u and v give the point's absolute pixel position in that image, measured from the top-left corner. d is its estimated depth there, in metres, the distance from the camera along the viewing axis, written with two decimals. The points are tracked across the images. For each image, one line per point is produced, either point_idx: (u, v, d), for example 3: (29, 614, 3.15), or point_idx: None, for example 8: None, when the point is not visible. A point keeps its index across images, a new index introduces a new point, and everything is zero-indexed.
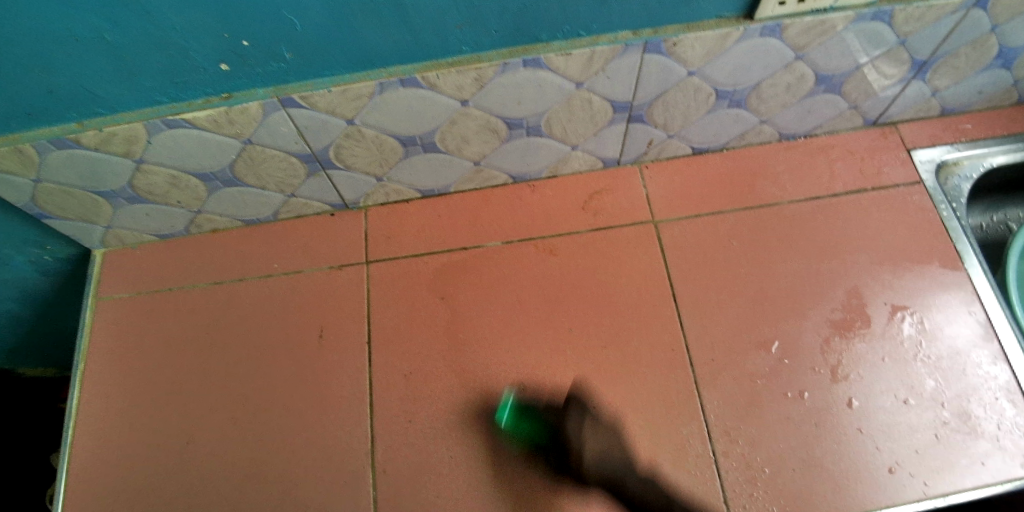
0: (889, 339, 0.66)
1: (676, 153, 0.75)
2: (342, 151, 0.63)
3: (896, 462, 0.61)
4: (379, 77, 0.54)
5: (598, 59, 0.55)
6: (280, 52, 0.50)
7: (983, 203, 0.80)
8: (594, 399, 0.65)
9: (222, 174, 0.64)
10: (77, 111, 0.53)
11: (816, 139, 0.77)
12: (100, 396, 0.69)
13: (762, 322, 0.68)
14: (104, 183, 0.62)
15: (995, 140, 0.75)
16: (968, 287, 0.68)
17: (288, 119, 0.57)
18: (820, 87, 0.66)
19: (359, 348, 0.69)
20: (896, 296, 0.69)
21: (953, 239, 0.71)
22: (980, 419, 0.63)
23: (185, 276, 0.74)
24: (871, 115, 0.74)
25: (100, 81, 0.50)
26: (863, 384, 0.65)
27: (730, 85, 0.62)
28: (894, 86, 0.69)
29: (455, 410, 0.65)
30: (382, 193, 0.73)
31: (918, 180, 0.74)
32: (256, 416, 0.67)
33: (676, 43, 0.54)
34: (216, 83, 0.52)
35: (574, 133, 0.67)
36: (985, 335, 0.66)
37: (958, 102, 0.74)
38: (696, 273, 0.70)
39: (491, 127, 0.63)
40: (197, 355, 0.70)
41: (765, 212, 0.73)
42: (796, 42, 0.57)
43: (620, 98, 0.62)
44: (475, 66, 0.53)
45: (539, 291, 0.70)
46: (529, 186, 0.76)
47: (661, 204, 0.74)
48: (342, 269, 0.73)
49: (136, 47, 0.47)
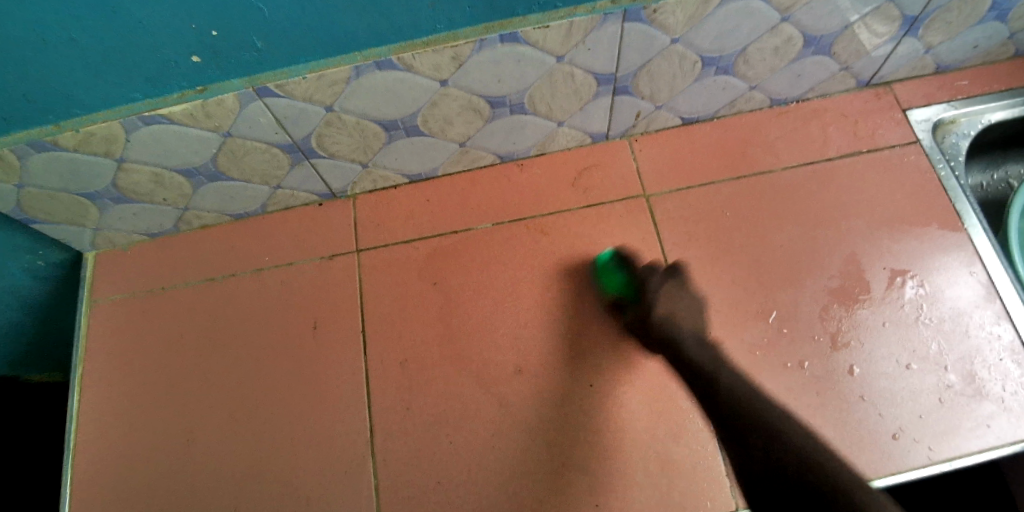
0: (889, 304, 0.65)
1: (666, 124, 0.74)
2: (324, 140, 0.62)
3: (900, 428, 0.61)
4: (354, 62, 0.52)
5: (577, 30, 0.54)
6: (250, 41, 0.48)
7: (983, 160, 0.79)
8: (592, 378, 0.65)
9: (205, 170, 0.63)
10: (52, 114, 0.52)
11: (808, 103, 0.75)
12: (100, 400, 0.69)
13: (759, 292, 0.67)
14: (88, 185, 0.62)
15: (993, 95, 0.73)
16: (968, 248, 0.67)
17: (266, 109, 0.56)
18: (809, 50, 0.64)
19: (354, 337, 0.69)
20: (895, 260, 0.67)
21: (952, 199, 0.69)
22: (984, 381, 0.62)
23: (177, 275, 0.74)
24: (865, 75, 0.72)
25: (72, 81, 0.49)
26: (864, 351, 0.64)
27: (715, 51, 0.61)
28: (886, 44, 0.67)
29: (454, 396, 0.65)
30: (368, 180, 0.72)
31: (914, 141, 0.73)
32: (255, 414, 0.67)
33: (656, 9, 0.53)
34: (189, 77, 0.51)
35: (559, 109, 0.65)
36: (986, 296, 0.65)
37: (953, 58, 0.72)
38: (691, 246, 0.69)
39: (473, 107, 0.62)
40: (194, 354, 0.70)
41: (759, 181, 0.72)
42: (781, 2, 0.56)
43: (603, 71, 0.60)
44: (451, 44, 0.52)
45: (532, 272, 0.70)
46: (518, 166, 0.75)
47: (652, 177, 0.73)
48: (333, 259, 0.73)
49: (103, 44, 0.46)
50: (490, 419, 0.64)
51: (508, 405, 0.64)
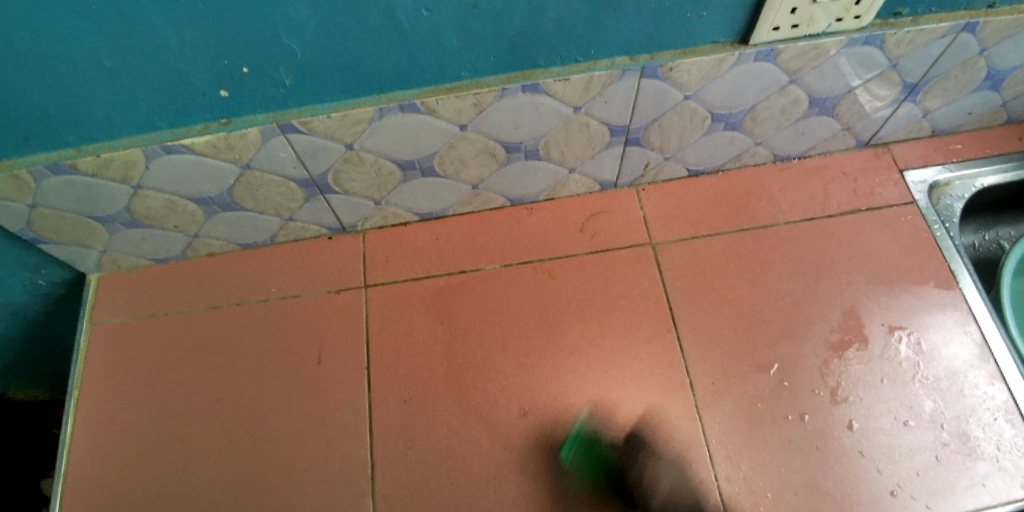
0: (887, 360, 0.67)
1: (673, 175, 0.76)
2: (341, 176, 0.63)
3: (898, 484, 0.61)
4: (379, 103, 0.54)
5: (596, 84, 0.56)
6: (280, 77, 0.50)
7: (975, 222, 0.81)
8: (595, 424, 0.65)
9: (220, 199, 0.64)
10: (75, 136, 0.53)
11: (810, 160, 0.78)
12: (94, 423, 0.68)
13: (761, 344, 0.68)
14: (101, 208, 0.62)
15: (985, 160, 0.76)
16: (963, 307, 0.69)
17: (287, 144, 0.57)
18: (814, 110, 0.67)
19: (358, 370, 0.69)
20: (893, 316, 0.69)
21: (947, 259, 0.71)
22: (979, 440, 0.63)
23: (181, 301, 0.73)
24: (864, 135, 0.75)
25: (98, 106, 0.50)
26: (863, 405, 0.65)
27: (725, 108, 0.63)
28: (887, 107, 0.70)
29: (456, 435, 0.65)
30: (380, 216, 0.73)
31: (911, 200, 0.75)
32: (254, 440, 0.66)
33: (672, 68, 0.55)
34: (215, 109, 0.53)
35: (571, 156, 0.67)
36: (981, 355, 0.67)
37: (949, 123, 0.75)
38: (694, 294, 0.70)
39: (489, 151, 0.63)
40: (193, 376, 0.70)
41: (761, 234, 0.74)
42: (790, 66, 0.59)
43: (617, 122, 0.62)
44: (475, 91, 0.54)
45: (538, 313, 0.70)
46: (527, 209, 0.76)
47: (658, 225, 0.75)
48: (340, 292, 0.73)
49: (135, 73, 0.47)
50: (490, 461, 0.63)
51: (508, 447, 0.64)
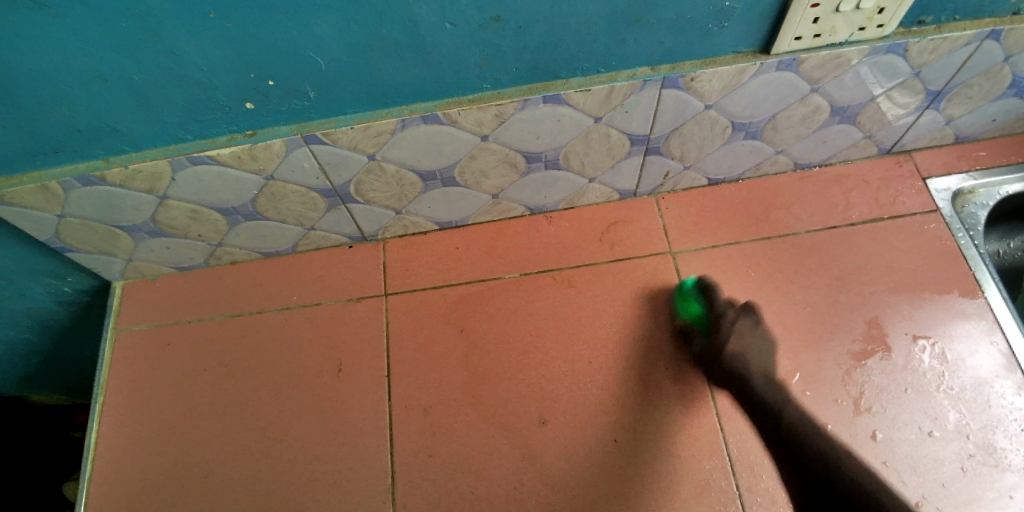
0: (911, 370, 0.66)
1: (692, 184, 0.76)
2: (362, 186, 0.64)
3: (923, 496, 0.60)
4: (401, 114, 0.55)
5: (616, 95, 0.56)
6: (304, 90, 0.51)
7: (999, 229, 0.80)
8: (615, 433, 0.64)
9: (243, 209, 0.65)
10: (102, 148, 0.54)
11: (831, 168, 0.77)
12: (118, 429, 0.69)
13: (782, 353, 0.67)
14: (126, 218, 0.63)
15: (1010, 168, 0.75)
16: (989, 316, 0.68)
17: (310, 155, 0.57)
18: (835, 118, 0.67)
19: (377, 378, 0.69)
20: (916, 325, 0.68)
21: (971, 267, 0.70)
22: (1006, 451, 0.62)
23: (203, 308, 0.74)
24: (886, 143, 0.75)
25: (128, 119, 0.51)
26: (886, 416, 0.64)
27: (746, 117, 0.63)
28: (909, 115, 0.69)
29: (474, 442, 0.65)
30: (400, 225, 0.74)
31: (934, 209, 0.74)
32: (275, 448, 0.67)
33: (694, 78, 0.55)
34: (239, 120, 0.53)
35: (591, 166, 0.67)
36: (1008, 365, 0.66)
37: (972, 130, 0.75)
38: (715, 303, 0.70)
39: (509, 161, 0.64)
40: (215, 385, 0.70)
41: (782, 243, 0.73)
42: (811, 75, 0.58)
43: (637, 132, 0.62)
44: (496, 102, 0.54)
45: (557, 323, 0.70)
46: (546, 218, 0.76)
47: (678, 234, 0.74)
48: (360, 301, 0.73)
49: (163, 87, 0.48)
50: (509, 469, 0.63)
51: (528, 457, 0.64)
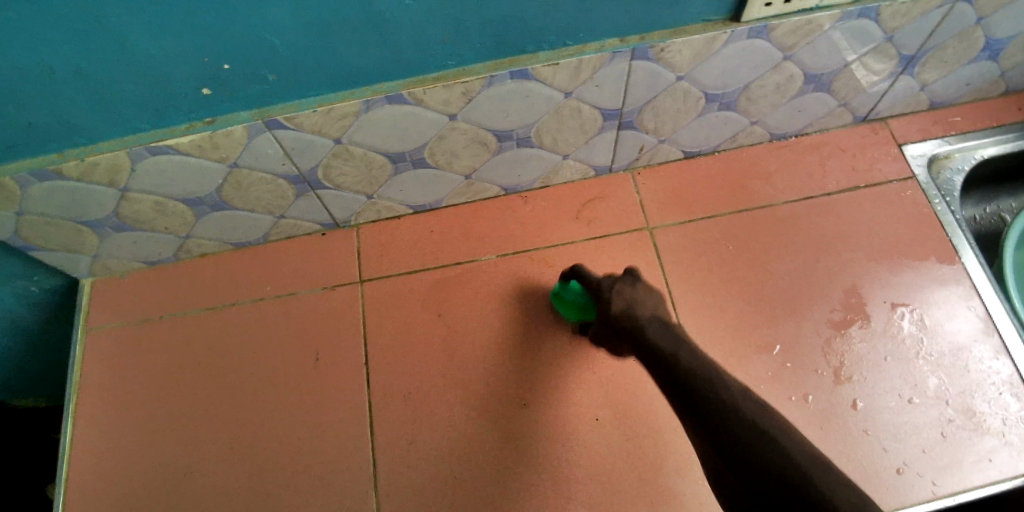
0: (890, 338, 0.66)
1: (668, 158, 0.75)
2: (331, 171, 0.62)
3: (904, 463, 0.61)
4: (365, 95, 0.53)
5: (585, 68, 0.55)
6: (262, 73, 0.49)
7: (976, 195, 0.80)
8: (597, 411, 0.64)
9: (209, 199, 0.63)
10: (56, 142, 0.52)
11: (807, 138, 0.77)
12: (94, 430, 0.68)
13: (762, 325, 0.67)
14: (88, 213, 0.61)
15: (985, 132, 0.75)
16: (966, 281, 0.68)
17: (274, 140, 0.56)
18: (810, 87, 0.66)
19: (356, 367, 0.68)
20: (894, 293, 0.68)
21: (948, 233, 0.71)
22: (984, 415, 0.62)
23: (176, 303, 0.73)
24: (861, 111, 0.74)
25: (79, 111, 0.49)
26: (867, 385, 0.64)
27: (719, 87, 0.62)
28: (884, 81, 0.68)
29: (457, 427, 0.64)
30: (373, 210, 0.72)
31: (911, 176, 0.74)
32: (255, 441, 0.66)
33: (664, 48, 0.54)
34: (197, 107, 0.51)
35: (564, 142, 0.66)
36: (985, 329, 0.66)
37: (947, 95, 0.74)
38: (694, 277, 0.70)
39: (480, 140, 0.62)
40: (192, 381, 0.69)
41: (760, 215, 0.73)
42: (783, 42, 0.57)
43: (609, 106, 0.61)
44: (462, 79, 0.53)
45: (537, 303, 0.70)
46: (522, 197, 0.75)
47: (655, 209, 0.74)
48: (336, 289, 0.72)
49: (113, 75, 0.46)
50: (493, 453, 0.63)
51: (511, 440, 0.63)
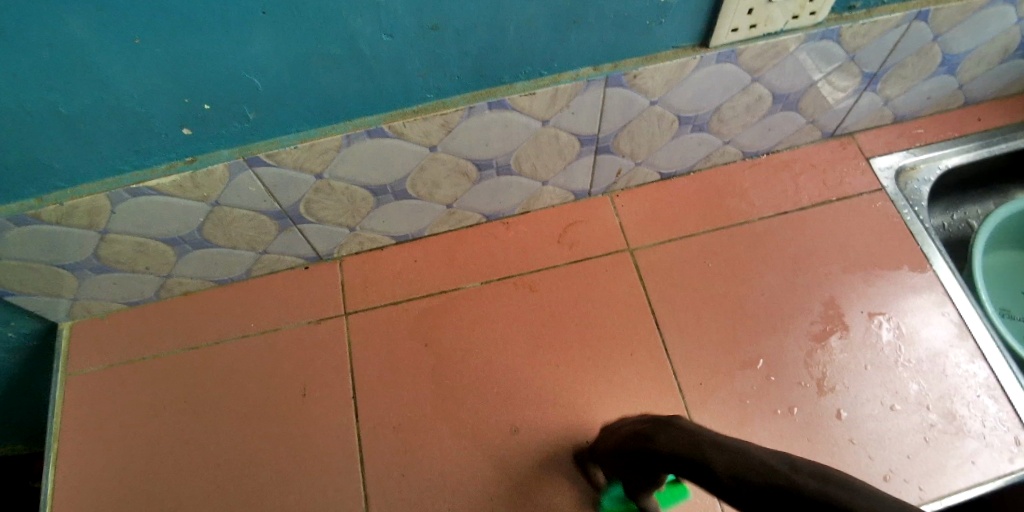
0: (869, 346, 0.67)
1: (645, 180, 0.77)
2: (313, 206, 0.63)
3: (890, 470, 0.62)
4: (345, 130, 0.54)
5: (561, 96, 0.56)
6: (243, 112, 0.50)
7: (943, 203, 0.83)
8: (587, 434, 0.64)
9: (191, 238, 0.63)
10: (36, 186, 0.51)
11: (779, 155, 0.79)
12: (77, 477, 0.66)
13: (745, 341, 0.68)
14: (67, 256, 0.60)
15: (948, 143, 0.78)
16: (939, 288, 0.70)
17: (256, 178, 0.56)
18: (779, 106, 0.68)
19: (344, 400, 0.68)
20: (871, 303, 0.70)
21: (919, 242, 0.73)
22: (965, 418, 0.64)
23: (158, 343, 0.72)
24: (829, 127, 0.77)
25: (59, 154, 0.49)
26: (850, 394, 0.65)
27: (691, 110, 0.64)
28: (849, 98, 0.71)
29: (447, 456, 0.64)
30: (355, 242, 0.73)
31: (880, 188, 0.76)
32: (242, 480, 0.65)
33: (636, 75, 0.56)
34: (179, 147, 0.52)
35: (543, 169, 0.67)
36: (960, 334, 0.68)
37: (910, 109, 0.77)
38: (676, 296, 0.71)
39: (460, 170, 0.63)
40: (176, 423, 0.68)
41: (737, 231, 0.75)
42: (751, 65, 0.59)
43: (586, 132, 0.63)
44: (441, 112, 0.54)
45: (522, 328, 0.70)
46: (503, 224, 0.76)
47: (635, 231, 0.75)
48: (321, 322, 0.72)
49: (94, 118, 0.46)
50: (483, 481, 0.63)
51: (502, 465, 0.63)
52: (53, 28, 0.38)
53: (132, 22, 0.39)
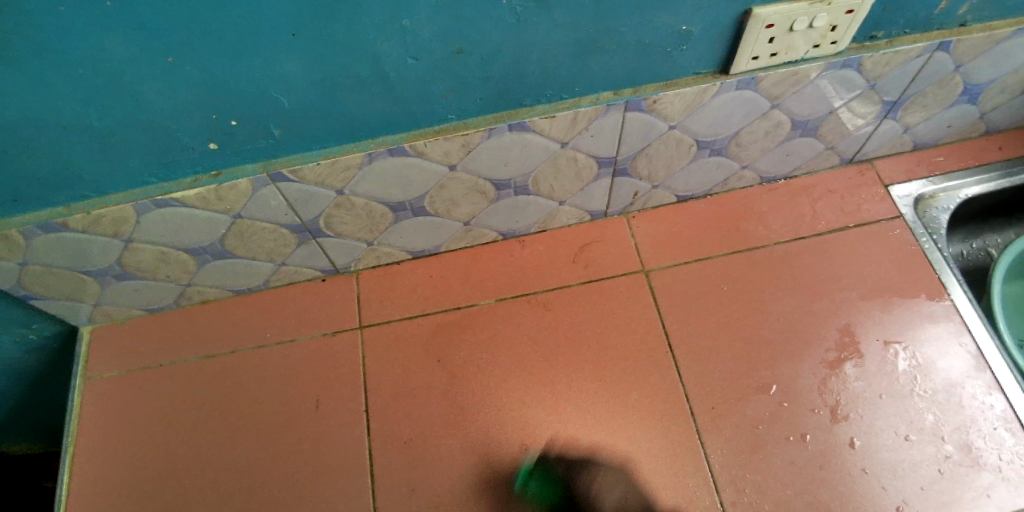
0: (885, 375, 0.67)
1: (662, 202, 0.77)
2: (333, 220, 0.64)
3: (903, 500, 0.61)
4: (367, 148, 0.55)
5: (581, 119, 0.57)
6: (270, 128, 0.51)
7: (962, 231, 0.82)
8: (598, 455, 0.64)
9: (212, 248, 0.64)
10: (65, 195, 0.53)
11: (796, 181, 0.79)
12: (91, 480, 0.67)
13: (758, 366, 0.68)
14: (91, 263, 0.61)
15: (967, 171, 0.78)
16: (957, 318, 0.69)
17: (278, 193, 0.57)
18: (798, 132, 0.68)
19: (356, 412, 0.68)
20: (887, 331, 0.69)
21: (937, 271, 0.72)
22: (982, 451, 0.63)
23: (176, 350, 0.73)
24: (848, 153, 0.76)
25: (90, 165, 0.50)
26: (864, 423, 0.65)
27: (710, 135, 0.64)
28: (869, 125, 0.71)
29: (457, 471, 0.64)
30: (373, 256, 0.73)
31: (898, 215, 0.76)
32: (253, 489, 0.65)
33: (656, 100, 0.57)
34: (204, 161, 0.53)
35: (561, 190, 0.68)
36: (977, 365, 0.67)
37: (929, 137, 0.77)
38: (690, 319, 0.71)
39: (479, 189, 0.64)
40: (190, 430, 0.69)
41: (753, 256, 0.74)
42: (772, 92, 0.60)
43: (604, 155, 0.63)
44: (462, 132, 0.55)
45: (535, 346, 0.70)
46: (519, 242, 0.77)
47: (650, 252, 0.75)
48: (336, 335, 0.73)
49: (125, 131, 0.47)
50: (493, 498, 0.63)
51: (511, 483, 0.63)
52: (91, 47, 0.39)
53: (165, 42, 0.40)
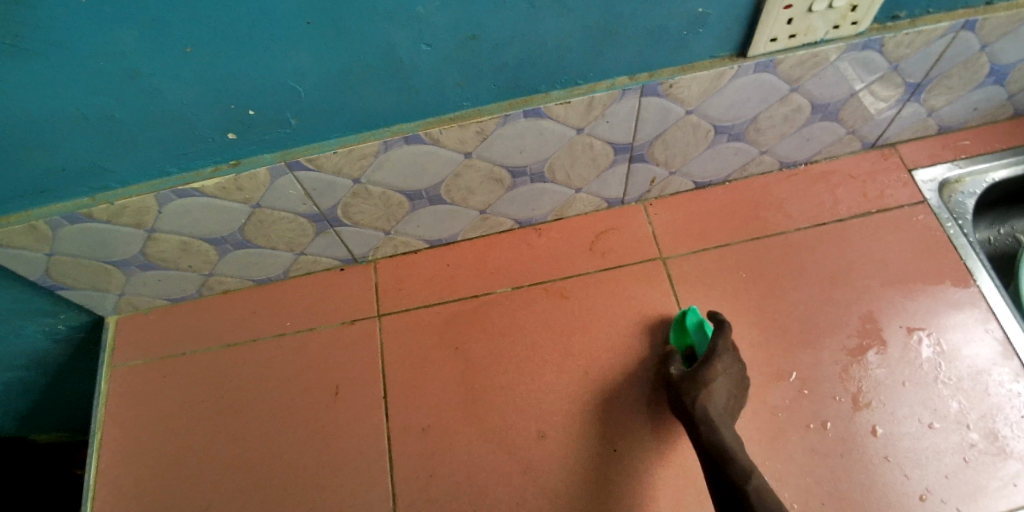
0: (908, 363, 0.66)
1: (679, 189, 0.76)
2: (350, 209, 0.64)
3: (927, 489, 0.60)
4: (383, 137, 0.55)
5: (597, 105, 0.56)
6: (286, 118, 0.51)
7: (988, 216, 0.80)
8: (615, 442, 0.64)
9: (232, 238, 0.65)
10: (89, 186, 0.54)
11: (817, 166, 0.77)
12: (118, 465, 0.69)
13: (778, 354, 0.67)
14: (116, 253, 0.62)
15: (994, 155, 0.76)
16: (983, 304, 0.68)
17: (296, 182, 0.57)
18: (818, 116, 0.67)
19: (375, 400, 0.69)
20: (911, 318, 0.68)
21: (963, 256, 0.71)
22: (1009, 439, 0.61)
23: (198, 339, 0.74)
24: (870, 138, 0.75)
25: (112, 156, 0.51)
26: (887, 411, 0.64)
27: (728, 120, 0.63)
28: (891, 108, 0.69)
29: (475, 457, 0.65)
30: (390, 245, 0.74)
31: (922, 200, 0.74)
32: (275, 473, 0.67)
33: (672, 85, 0.56)
34: (223, 151, 0.53)
35: (577, 177, 0.68)
36: (1004, 353, 0.65)
37: (954, 120, 0.75)
38: (708, 307, 0.70)
39: (495, 177, 0.64)
40: (213, 417, 0.70)
41: (772, 242, 0.73)
42: (791, 75, 0.59)
43: (620, 141, 0.63)
44: (477, 119, 0.55)
45: (552, 335, 0.70)
46: (535, 230, 0.76)
47: (667, 240, 0.75)
48: (354, 323, 0.73)
49: (144, 123, 0.48)
50: (511, 484, 0.63)
51: (528, 470, 0.64)
52: (112, 39, 0.40)
53: (181, 33, 0.41)
